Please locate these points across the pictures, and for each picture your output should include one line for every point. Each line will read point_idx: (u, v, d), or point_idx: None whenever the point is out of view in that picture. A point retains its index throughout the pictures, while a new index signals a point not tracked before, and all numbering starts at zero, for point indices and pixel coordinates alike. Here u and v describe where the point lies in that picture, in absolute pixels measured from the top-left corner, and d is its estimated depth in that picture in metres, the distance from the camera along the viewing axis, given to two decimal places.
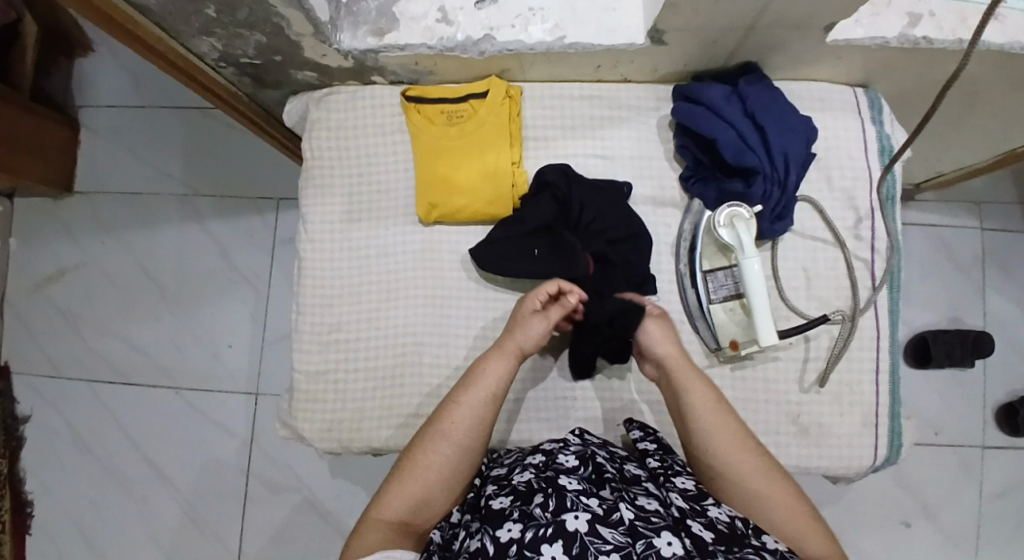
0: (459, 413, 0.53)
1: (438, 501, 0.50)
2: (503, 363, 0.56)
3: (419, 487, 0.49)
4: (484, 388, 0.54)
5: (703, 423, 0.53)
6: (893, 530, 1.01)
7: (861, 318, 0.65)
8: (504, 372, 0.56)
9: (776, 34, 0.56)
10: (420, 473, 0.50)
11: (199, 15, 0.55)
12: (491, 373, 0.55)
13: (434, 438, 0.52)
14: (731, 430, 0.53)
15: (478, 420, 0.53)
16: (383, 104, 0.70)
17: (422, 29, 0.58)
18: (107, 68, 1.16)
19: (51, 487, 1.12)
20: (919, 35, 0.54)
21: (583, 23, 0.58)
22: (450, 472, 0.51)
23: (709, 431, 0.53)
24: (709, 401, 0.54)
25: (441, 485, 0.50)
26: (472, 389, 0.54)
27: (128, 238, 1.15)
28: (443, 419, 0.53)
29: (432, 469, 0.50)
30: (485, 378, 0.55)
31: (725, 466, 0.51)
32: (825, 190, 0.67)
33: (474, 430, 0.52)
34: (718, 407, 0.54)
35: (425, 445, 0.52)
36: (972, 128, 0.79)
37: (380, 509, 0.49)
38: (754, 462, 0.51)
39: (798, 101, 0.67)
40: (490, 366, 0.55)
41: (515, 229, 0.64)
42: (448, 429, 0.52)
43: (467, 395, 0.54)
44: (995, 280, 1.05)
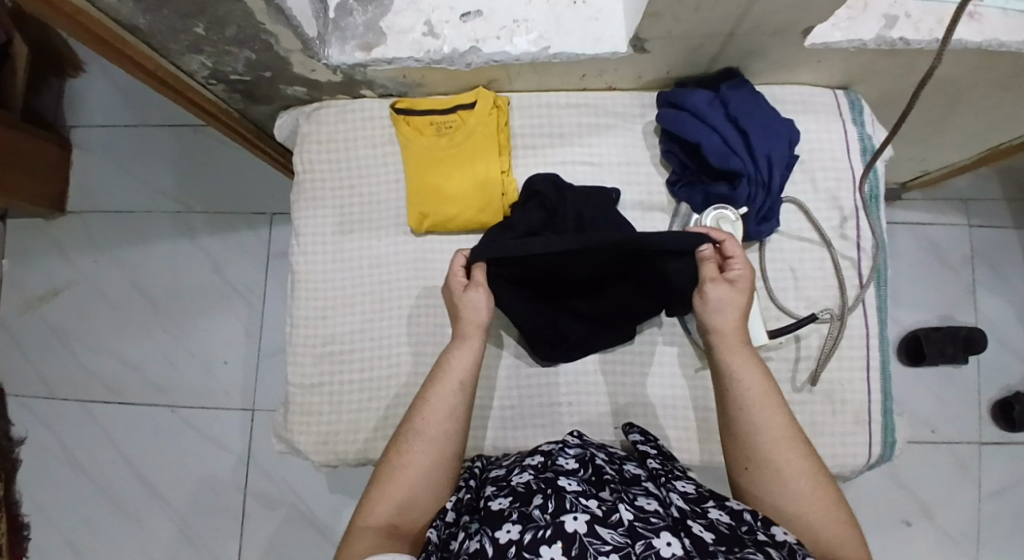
0: (430, 408, 0.54)
1: (423, 500, 0.51)
2: (466, 352, 0.57)
3: (401, 489, 0.50)
4: (452, 380, 0.55)
5: (749, 411, 0.51)
6: (893, 529, 1.01)
7: (850, 316, 0.65)
8: (470, 360, 0.57)
9: (755, 40, 0.57)
10: (400, 475, 0.51)
11: (188, 33, 0.56)
12: (457, 363, 0.56)
13: (410, 438, 0.52)
14: (779, 424, 0.50)
15: (450, 411, 0.54)
16: (371, 117, 0.71)
17: (409, 42, 0.59)
18: (98, 87, 1.16)
19: (45, 509, 1.11)
20: (895, 37, 0.56)
21: (567, 33, 0.59)
22: (432, 468, 0.52)
23: (755, 420, 0.50)
24: (759, 390, 0.51)
25: (423, 485, 0.51)
26: (442, 383, 0.55)
27: (121, 256, 1.15)
28: (416, 418, 0.54)
29: (412, 468, 0.51)
30: (450, 370, 0.56)
31: (764, 461, 0.49)
32: (809, 191, 0.68)
33: (449, 422, 0.54)
34: (768, 398, 0.51)
35: (402, 446, 0.52)
36: (954, 127, 0.81)
37: (366, 515, 0.49)
38: (796, 461, 0.48)
39: (780, 105, 0.69)
40: (455, 358, 0.57)
41: (506, 233, 0.63)
42: (423, 426, 0.53)
43: (436, 389, 0.55)
44: (984, 276, 1.06)
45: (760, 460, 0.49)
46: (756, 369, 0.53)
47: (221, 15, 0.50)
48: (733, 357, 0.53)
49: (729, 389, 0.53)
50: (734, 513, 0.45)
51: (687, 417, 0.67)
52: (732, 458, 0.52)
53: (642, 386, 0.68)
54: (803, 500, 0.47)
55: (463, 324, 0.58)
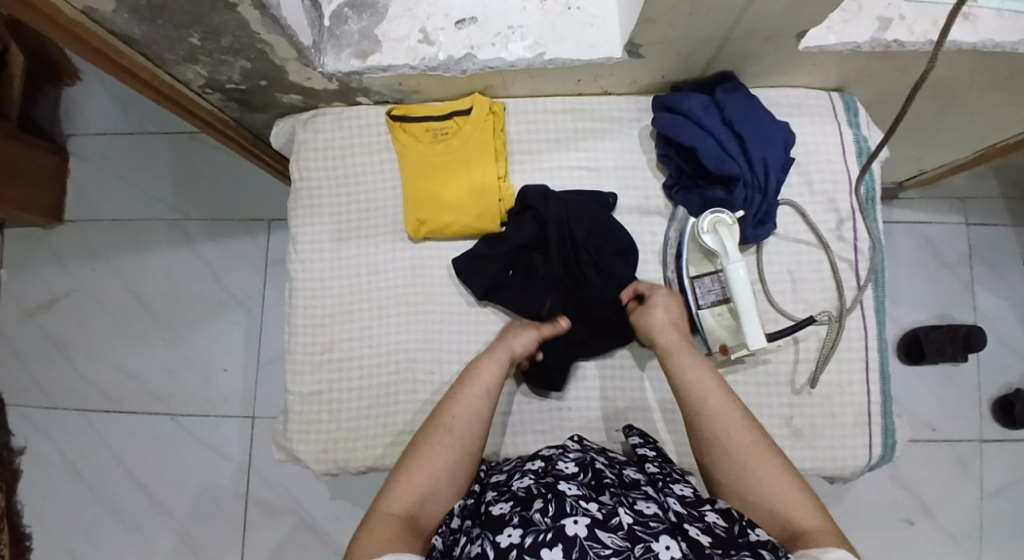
0: (460, 408, 0.54)
1: (441, 496, 0.50)
2: (495, 364, 0.58)
3: (426, 481, 0.49)
4: (483, 384, 0.56)
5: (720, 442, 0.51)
6: (895, 529, 1.01)
7: (849, 317, 0.65)
8: (499, 372, 0.58)
9: (749, 44, 0.57)
10: (426, 469, 0.50)
11: (183, 43, 0.56)
12: (487, 371, 0.57)
13: (439, 434, 0.52)
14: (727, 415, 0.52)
15: (478, 415, 0.54)
16: (368, 124, 0.71)
17: (405, 50, 0.59)
18: (95, 96, 1.16)
19: (45, 519, 1.10)
20: (889, 39, 0.56)
21: (561, 39, 0.59)
22: (455, 467, 0.51)
23: (726, 447, 0.50)
24: (729, 416, 0.52)
25: (446, 482, 0.50)
26: (472, 385, 0.56)
27: (119, 264, 1.15)
28: (444, 414, 0.54)
29: (437, 462, 0.51)
30: (480, 376, 0.57)
31: (720, 452, 0.51)
32: (806, 193, 0.68)
33: (475, 425, 0.54)
34: (715, 392, 0.53)
35: (430, 439, 0.52)
36: (949, 127, 0.81)
37: (389, 503, 0.48)
38: (751, 446, 0.50)
39: (775, 108, 0.69)
40: (487, 365, 0.58)
41: (494, 247, 0.66)
42: (453, 422, 0.53)
43: (465, 391, 0.56)
44: (982, 275, 1.06)
45: (718, 452, 0.51)
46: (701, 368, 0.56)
47: (216, 25, 0.50)
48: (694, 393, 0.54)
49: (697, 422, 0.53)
50: (727, 515, 0.45)
51: (686, 421, 0.66)
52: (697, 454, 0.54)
53: (642, 390, 0.68)
54: (768, 482, 0.48)
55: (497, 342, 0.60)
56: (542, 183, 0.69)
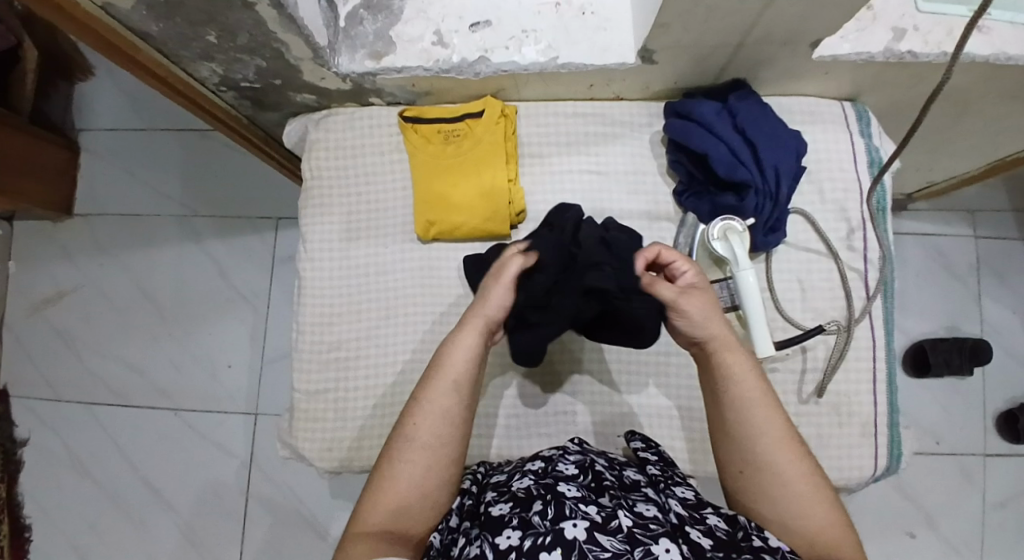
0: (427, 409, 0.50)
1: (420, 503, 0.48)
2: (466, 343, 0.52)
3: (399, 492, 0.47)
4: (450, 375, 0.51)
5: (746, 415, 0.48)
6: (898, 540, 1.00)
7: (857, 327, 0.65)
8: (470, 348, 0.52)
9: (763, 51, 0.57)
10: (394, 479, 0.48)
11: (199, 41, 0.56)
12: (456, 355, 0.52)
13: (407, 440, 0.49)
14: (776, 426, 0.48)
15: (448, 408, 0.50)
16: (380, 124, 0.71)
17: (418, 51, 0.60)
18: (107, 92, 1.17)
19: (47, 511, 1.11)
20: (903, 50, 0.56)
21: (575, 43, 0.60)
22: (430, 469, 0.49)
23: (752, 422, 0.48)
24: (755, 390, 0.49)
25: (420, 488, 0.48)
26: (440, 378, 0.51)
27: (127, 259, 1.15)
28: (413, 417, 0.50)
29: (408, 471, 0.48)
30: (449, 362, 0.52)
31: (747, 435, 0.48)
32: (816, 202, 0.68)
33: (447, 420, 0.50)
34: (765, 399, 0.49)
35: (399, 448, 0.49)
36: (960, 139, 0.81)
37: (362, 522, 0.46)
38: (779, 430, 0.48)
39: (786, 116, 0.69)
40: (455, 348, 0.52)
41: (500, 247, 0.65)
42: (421, 423, 0.50)
43: (434, 384, 0.51)
44: (990, 287, 1.06)
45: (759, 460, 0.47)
46: (749, 365, 0.50)
47: (232, 24, 0.51)
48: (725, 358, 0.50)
49: (723, 390, 0.50)
50: (730, 520, 0.45)
51: (692, 427, 0.66)
52: (726, 454, 0.50)
53: (648, 395, 0.67)
54: (787, 467, 0.46)
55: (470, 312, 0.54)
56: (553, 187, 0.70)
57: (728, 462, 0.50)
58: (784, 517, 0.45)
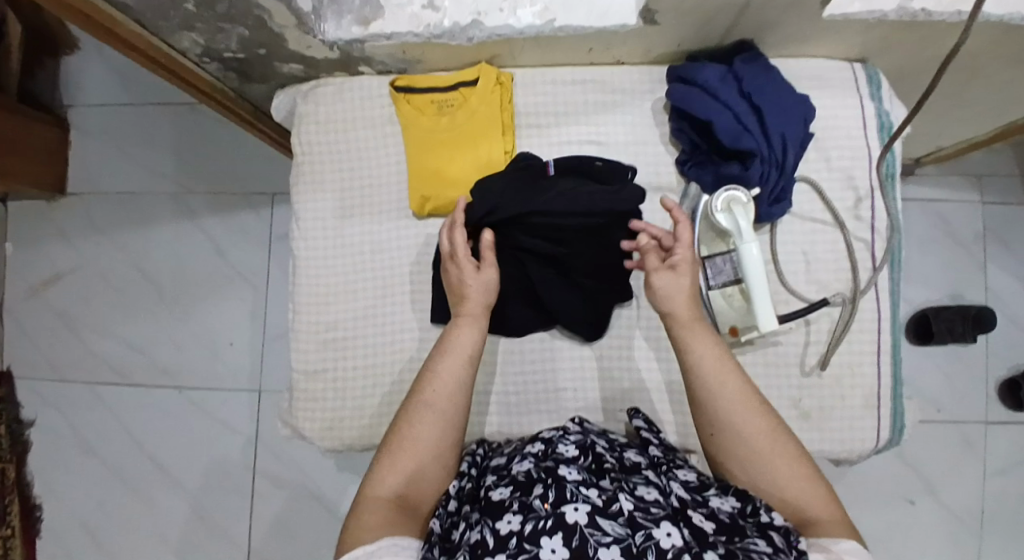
0: (440, 382, 0.53)
1: (433, 470, 0.50)
2: (473, 329, 0.56)
3: (415, 459, 0.49)
4: (460, 353, 0.55)
5: (708, 384, 0.50)
6: (896, 507, 1.02)
7: (862, 299, 0.64)
8: (477, 336, 0.57)
9: (770, 11, 0.54)
10: (411, 448, 0.49)
11: (177, 10, 0.53)
12: (464, 339, 0.56)
13: (421, 411, 0.51)
14: (736, 384, 0.50)
15: (460, 385, 0.53)
16: (371, 96, 0.69)
17: (408, 16, 0.57)
18: (93, 66, 1.14)
19: (57, 489, 1.12)
20: (917, 8, 0.52)
21: (573, 5, 0.56)
22: (442, 440, 0.51)
23: (714, 390, 0.50)
24: (716, 363, 0.51)
25: (433, 458, 0.50)
26: (450, 356, 0.55)
27: (123, 238, 1.14)
28: (425, 389, 0.53)
29: (423, 440, 0.50)
30: (457, 344, 0.55)
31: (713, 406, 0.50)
32: (823, 170, 0.66)
33: (458, 395, 0.53)
34: (724, 361, 0.51)
35: (412, 417, 0.51)
36: (973, 102, 0.77)
37: (374, 489, 0.47)
38: (751, 405, 0.49)
39: (794, 80, 0.66)
40: (461, 334, 0.56)
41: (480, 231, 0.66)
42: (433, 398, 0.52)
43: (443, 364, 0.54)
44: (997, 255, 1.04)
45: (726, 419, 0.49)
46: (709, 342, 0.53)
47: None
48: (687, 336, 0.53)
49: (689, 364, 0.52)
50: (740, 497, 0.46)
51: None
52: (705, 434, 0.52)
53: (648, 372, 0.67)
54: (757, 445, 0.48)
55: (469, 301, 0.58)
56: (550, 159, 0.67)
57: (708, 433, 0.52)
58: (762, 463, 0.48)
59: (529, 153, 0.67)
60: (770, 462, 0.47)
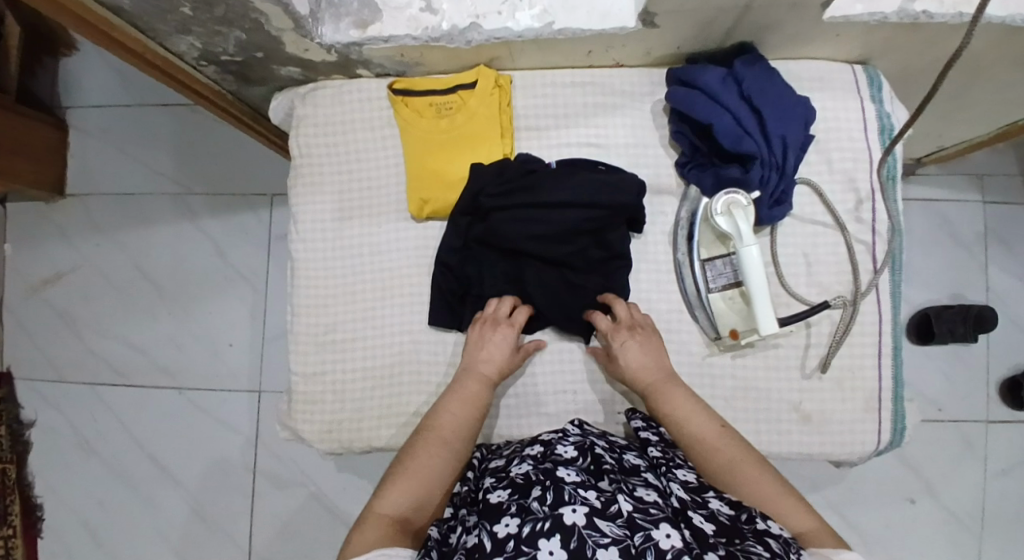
0: (454, 422, 0.56)
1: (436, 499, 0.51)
2: (489, 382, 0.60)
3: (420, 485, 0.51)
4: (475, 401, 0.58)
5: (679, 429, 0.56)
6: (897, 508, 1.02)
7: (863, 301, 0.64)
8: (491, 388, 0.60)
9: (771, 13, 0.54)
10: (422, 473, 0.52)
11: (175, 13, 0.53)
12: (479, 388, 0.59)
13: (433, 442, 0.54)
14: (699, 416, 0.56)
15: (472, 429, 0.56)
16: (369, 98, 0.68)
17: (407, 19, 0.57)
18: (92, 67, 1.13)
19: (59, 489, 1.13)
20: (918, 10, 0.52)
21: (572, 8, 0.56)
22: (446, 472, 0.53)
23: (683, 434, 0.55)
24: (686, 410, 0.56)
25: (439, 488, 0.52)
26: (462, 401, 0.58)
27: (122, 239, 1.14)
28: (437, 426, 0.56)
29: (432, 469, 0.52)
30: (473, 392, 0.59)
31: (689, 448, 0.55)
32: (824, 172, 0.65)
33: (467, 438, 0.55)
34: (688, 400, 0.57)
35: (422, 446, 0.54)
36: (976, 101, 0.77)
37: (381, 507, 0.49)
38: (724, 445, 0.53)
39: (795, 81, 0.66)
40: (477, 385, 0.59)
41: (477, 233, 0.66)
42: (447, 434, 0.55)
43: (459, 406, 0.57)
44: (998, 255, 1.04)
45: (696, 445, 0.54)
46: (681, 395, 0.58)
47: None
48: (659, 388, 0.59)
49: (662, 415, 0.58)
50: (734, 505, 0.46)
51: None
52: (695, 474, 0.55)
53: None
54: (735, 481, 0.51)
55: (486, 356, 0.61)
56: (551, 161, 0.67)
57: (691, 461, 0.56)
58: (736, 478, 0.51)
59: (529, 155, 0.67)
60: (742, 482, 0.50)
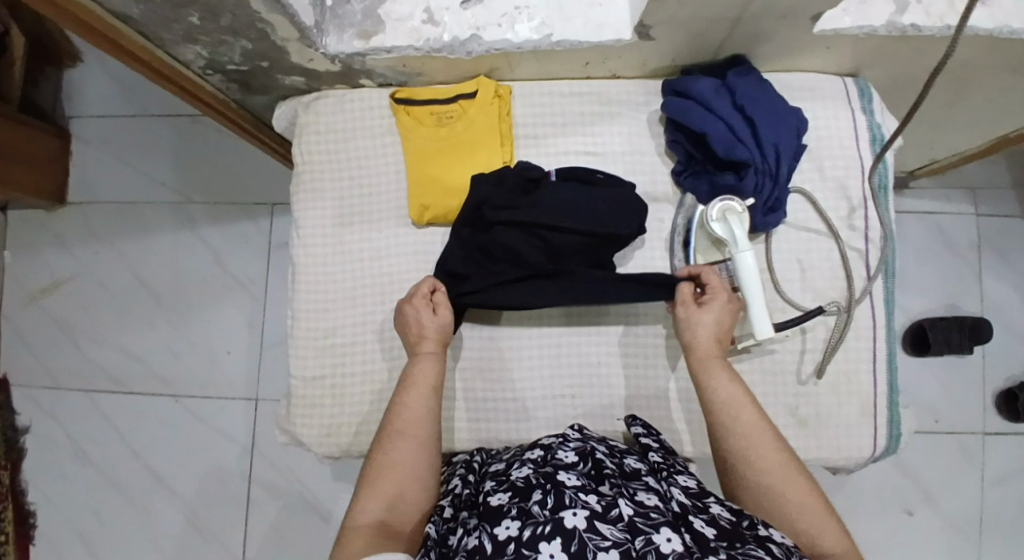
0: (406, 412, 0.55)
1: (412, 492, 0.51)
2: (429, 361, 0.59)
3: (392, 483, 0.50)
4: (421, 384, 0.57)
5: (720, 413, 0.53)
6: (895, 518, 1.01)
7: (857, 307, 0.65)
8: (434, 366, 0.59)
9: (763, 25, 0.56)
10: (390, 472, 0.51)
11: (182, 23, 0.54)
12: (422, 371, 0.58)
13: (392, 440, 0.53)
14: (750, 415, 0.52)
15: (427, 412, 0.56)
16: (371, 106, 0.70)
17: (408, 31, 0.58)
18: (96, 78, 1.15)
19: (52, 499, 1.12)
20: (906, 23, 0.54)
21: (570, 20, 0.58)
22: (416, 461, 0.52)
23: (725, 418, 0.53)
24: (732, 395, 0.54)
25: (411, 481, 0.51)
26: (410, 388, 0.57)
27: (122, 247, 1.14)
28: (393, 421, 0.55)
29: (398, 464, 0.51)
30: (417, 377, 0.58)
31: (727, 434, 0.52)
32: (817, 180, 0.67)
33: (426, 421, 0.55)
34: (739, 395, 0.54)
35: (384, 446, 0.53)
36: (965, 113, 0.79)
37: (357, 517, 0.48)
38: (764, 437, 0.51)
39: (788, 92, 0.67)
40: (420, 368, 0.58)
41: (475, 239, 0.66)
42: (402, 426, 0.54)
43: (408, 395, 0.57)
44: (991, 265, 1.05)
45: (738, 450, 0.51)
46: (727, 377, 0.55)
47: (214, 4, 0.49)
48: (707, 368, 0.56)
49: (704, 396, 0.55)
50: (735, 510, 0.45)
51: (691, 409, 0.66)
52: (720, 464, 0.53)
53: (644, 380, 0.67)
54: (773, 482, 0.49)
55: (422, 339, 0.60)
56: (550, 169, 0.68)
57: (721, 457, 0.53)
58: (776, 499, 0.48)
59: (528, 162, 0.68)
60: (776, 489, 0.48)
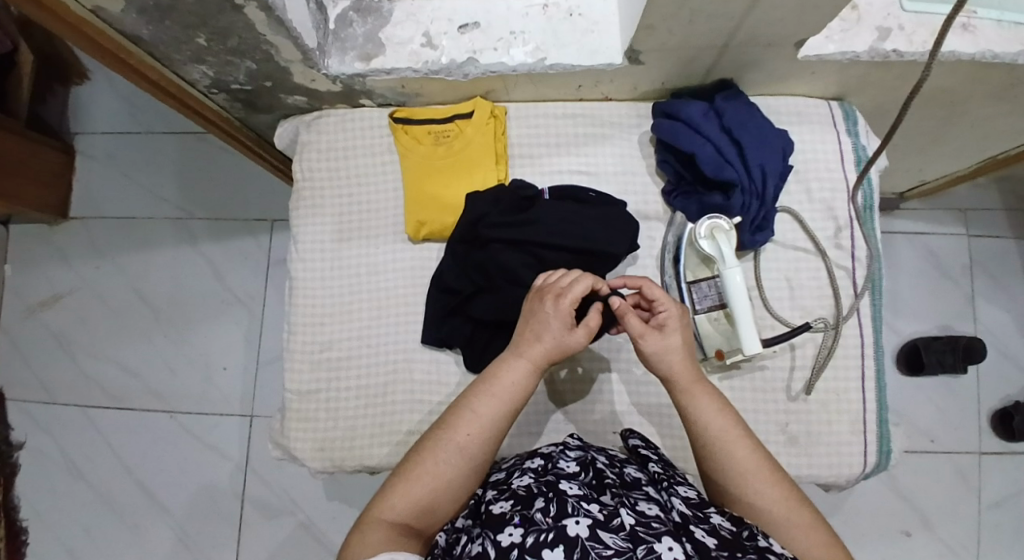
0: (474, 422, 0.50)
1: (443, 507, 0.48)
2: (523, 371, 0.53)
3: (427, 493, 0.47)
4: (503, 397, 0.52)
5: (713, 449, 0.50)
6: (893, 541, 1.00)
7: (845, 325, 0.66)
8: (525, 376, 0.53)
9: (749, 51, 0.58)
10: (428, 479, 0.48)
11: (190, 44, 0.56)
12: (510, 378, 0.52)
13: (446, 447, 0.49)
14: (744, 449, 0.49)
15: (492, 432, 0.51)
16: (371, 126, 0.72)
17: (408, 53, 0.60)
18: (103, 95, 1.18)
19: (43, 515, 1.10)
20: (888, 50, 0.56)
21: (563, 45, 0.60)
22: (456, 481, 0.49)
23: (719, 455, 0.50)
24: (722, 427, 0.50)
25: (445, 492, 0.48)
26: (491, 396, 0.52)
27: (122, 262, 1.16)
28: (457, 426, 0.50)
29: (439, 476, 0.48)
30: (502, 385, 0.52)
31: (721, 473, 0.49)
32: (805, 201, 0.68)
33: (490, 442, 0.50)
34: (729, 426, 0.51)
35: (436, 450, 0.49)
36: (951, 137, 0.81)
37: (381, 510, 0.46)
38: (759, 468, 0.48)
39: (776, 115, 0.69)
40: (510, 375, 0.52)
41: (471, 253, 0.67)
42: (463, 439, 0.50)
43: (482, 403, 0.51)
44: (983, 285, 1.06)
45: (724, 475, 0.49)
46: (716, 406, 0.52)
47: (222, 27, 0.51)
48: (691, 400, 0.52)
49: (693, 429, 0.52)
50: (738, 519, 0.45)
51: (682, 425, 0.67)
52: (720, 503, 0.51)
53: (634, 396, 0.68)
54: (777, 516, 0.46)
55: (534, 342, 0.53)
56: (543, 187, 0.70)
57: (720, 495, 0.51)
58: (769, 524, 0.46)
59: (522, 179, 0.69)
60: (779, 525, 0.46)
